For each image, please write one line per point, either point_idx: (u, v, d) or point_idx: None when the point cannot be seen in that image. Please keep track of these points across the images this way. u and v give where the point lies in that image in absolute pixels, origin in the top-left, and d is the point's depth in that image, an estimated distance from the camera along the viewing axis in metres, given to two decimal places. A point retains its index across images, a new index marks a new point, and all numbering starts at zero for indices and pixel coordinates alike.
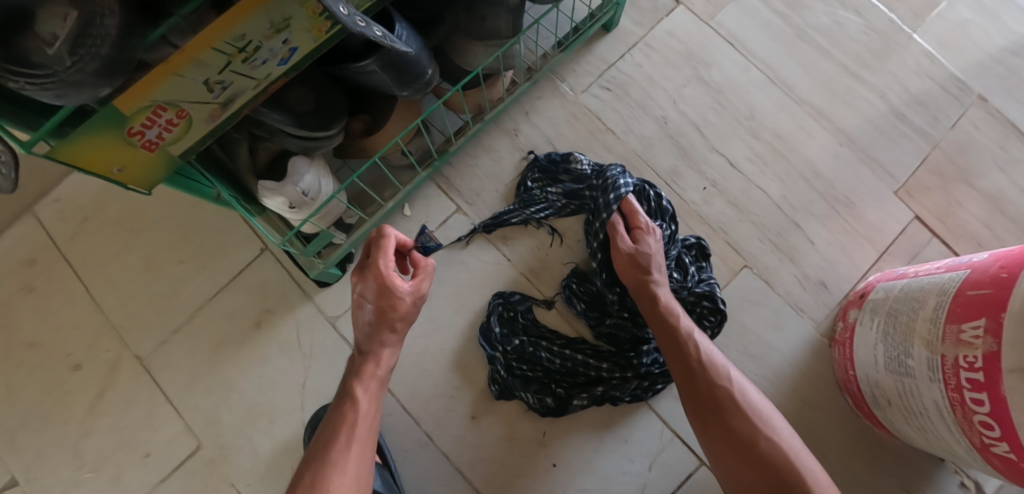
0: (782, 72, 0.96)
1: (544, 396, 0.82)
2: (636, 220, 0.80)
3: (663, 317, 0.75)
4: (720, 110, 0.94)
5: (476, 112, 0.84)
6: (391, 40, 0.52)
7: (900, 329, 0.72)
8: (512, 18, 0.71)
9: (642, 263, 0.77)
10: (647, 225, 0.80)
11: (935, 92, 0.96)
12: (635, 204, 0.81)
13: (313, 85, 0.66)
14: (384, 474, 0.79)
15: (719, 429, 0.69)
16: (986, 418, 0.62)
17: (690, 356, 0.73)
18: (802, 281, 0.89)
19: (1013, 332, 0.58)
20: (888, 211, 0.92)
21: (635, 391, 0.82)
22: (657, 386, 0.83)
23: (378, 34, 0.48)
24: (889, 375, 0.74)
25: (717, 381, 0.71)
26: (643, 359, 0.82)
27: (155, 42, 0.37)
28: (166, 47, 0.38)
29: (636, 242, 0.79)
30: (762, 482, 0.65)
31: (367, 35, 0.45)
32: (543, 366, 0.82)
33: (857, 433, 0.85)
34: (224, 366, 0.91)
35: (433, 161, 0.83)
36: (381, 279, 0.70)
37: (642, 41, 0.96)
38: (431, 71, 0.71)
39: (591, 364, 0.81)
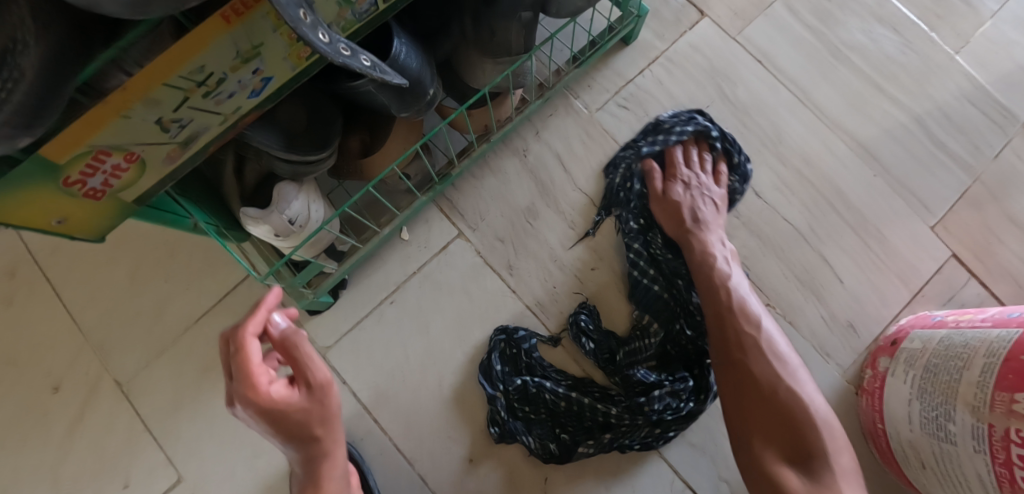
0: (813, 93, 0.89)
1: (547, 442, 0.76)
2: (692, 170, 0.82)
3: (699, 261, 0.75)
4: (745, 133, 0.87)
5: (482, 133, 0.77)
6: (384, 71, 0.42)
7: (941, 386, 0.66)
8: (525, 32, 0.65)
9: (687, 214, 0.78)
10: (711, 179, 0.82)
11: (977, 119, 0.89)
12: (693, 150, 0.83)
13: (307, 99, 0.62)
14: None
15: (734, 372, 0.68)
16: None
17: (721, 303, 0.71)
18: (829, 321, 0.83)
19: None
20: (924, 248, 0.85)
21: (646, 438, 0.76)
22: (669, 433, 0.76)
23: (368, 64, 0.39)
24: (925, 436, 0.68)
25: (745, 325, 0.70)
26: (654, 406, 0.73)
27: (106, 69, 0.31)
28: (121, 73, 0.31)
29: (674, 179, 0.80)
30: (776, 428, 0.64)
31: (356, 67, 0.37)
32: (547, 409, 0.77)
33: (883, 488, 0.79)
34: (209, 394, 0.84)
35: (434, 186, 0.75)
36: (261, 408, 0.47)
37: (663, 55, 0.89)
38: (434, 90, 0.64)
39: (599, 408, 0.75)
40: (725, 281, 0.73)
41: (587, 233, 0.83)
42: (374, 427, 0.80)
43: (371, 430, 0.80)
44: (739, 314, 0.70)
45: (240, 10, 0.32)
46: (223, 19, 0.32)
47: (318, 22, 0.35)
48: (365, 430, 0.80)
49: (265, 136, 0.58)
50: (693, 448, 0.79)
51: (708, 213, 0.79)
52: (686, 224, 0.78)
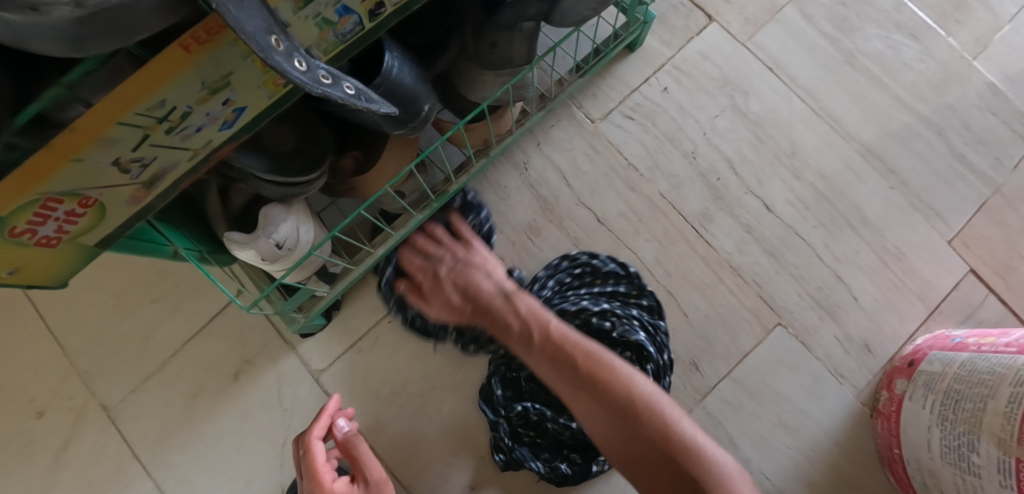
0: (827, 103, 0.85)
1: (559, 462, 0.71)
2: (444, 243, 0.66)
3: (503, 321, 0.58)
4: (759, 146, 0.82)
5: (481, 147, 0.73)
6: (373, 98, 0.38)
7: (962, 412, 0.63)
8: (527, 43, 0.61)
9: (457, 298, 0.62)
10: (452, 243, 0.66)
11: (999, 130, 0.85)
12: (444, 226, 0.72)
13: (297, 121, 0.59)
14: None
15: (587, 405, 0.52)
16: None
17: (541, 337, 0.56)
18: (844, 342, 0.79)
19: None
20: (943, 264, 0.82)
21: None
22: None
23: (351, 90, 0.35)
24: (947, 467, 0.65)
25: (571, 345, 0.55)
26: None
27: (64, 100, 0.27)
28: (78, 105, 0.28)
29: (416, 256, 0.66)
30: (649, 456, 0.49)
31: (337, 96, 0.34)
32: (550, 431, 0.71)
33: None
34: (199, 421, 0.79)
35: (430, 204, 0.71)
36: None
37: (670, 63, 0.84)
38: (430, 106, 0.60)
39: None
40: (528, 331, 0.57)
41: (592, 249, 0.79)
42: None
43: None
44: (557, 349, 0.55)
45: (202, 38, 0.29)
46: (182, 50, 0.29)
47: (295, 47, 0.32)
48: None
49: (255, 159, 0.56)
50: None
51: (479, 277, 0.62)
52: (464, 310, 0.61)
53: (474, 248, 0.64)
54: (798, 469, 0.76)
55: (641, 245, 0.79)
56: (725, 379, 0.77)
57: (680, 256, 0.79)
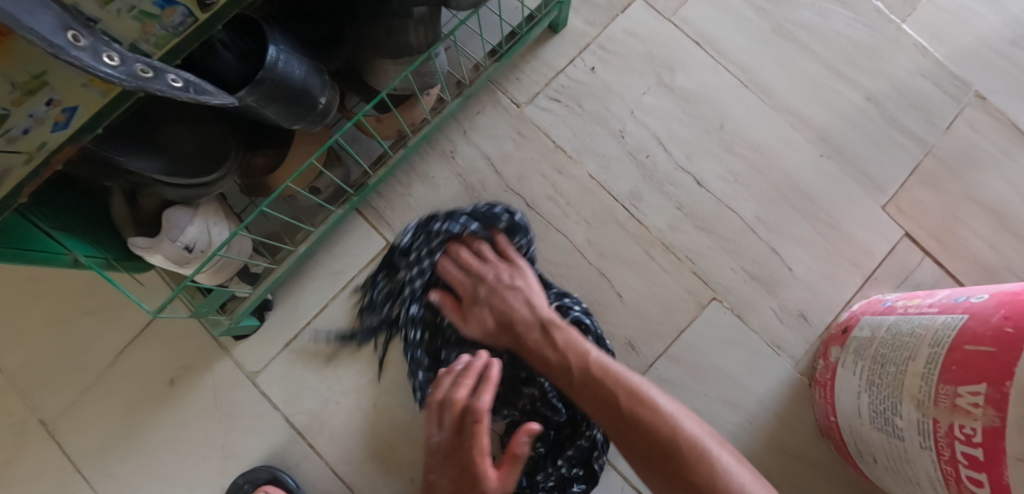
0: (758, 74, 0.83)
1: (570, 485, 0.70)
2: (490, 261, 0.69)
3: (538, 353, 0.62)
4: (687, 121, 0.82)
5: (397, 139, 0.71)
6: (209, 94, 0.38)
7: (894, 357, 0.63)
8: (425, 30, 0.60)
9: (492, 322, 0.66)
10: (499, 262, 0.69)
11: (930, 92, 0.85)
12: (465, 251, 0.69)
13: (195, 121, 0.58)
14: None
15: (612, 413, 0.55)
16: None
17: (569, 370, 0.59)
18: (780, 313, 0.79)
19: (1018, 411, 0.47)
20: (877, 229, 0.81)
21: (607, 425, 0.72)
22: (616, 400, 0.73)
23: (179, 85, 0.36)
24: (875, 432, 0.64)
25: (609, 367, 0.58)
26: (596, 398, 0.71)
27: None
28: None
29: (472, 322, 0.67)
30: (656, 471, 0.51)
31: (156, 89, 0.34)
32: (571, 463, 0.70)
33: (844, 482, 0.76)
34: (139, 431, 0.78)
35: (349, 198, 0.70)
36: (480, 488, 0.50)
37: (595, 43, 0.83)
38: (327, 99, 0.60)
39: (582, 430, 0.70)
40: (573, 360, 0.59)
41: None
42: (310, 452, 0.76)
43: (306, 455, 0.76)
44: (597, 378, 0.57)
45: None
46: None
47: (104, 42, 0.32)
48: (300, 456, 0.76)
49: (149, 162, 0.54)
50: None
51: (517, 303, 0.66)
52: (495, 336, 0.66)
53: (517, 272, 0.68)
54: (738, 442, 0.76)
55: (571, 228, 0.79)
56: (661, 357, 0.77)
57: (612, 237, 0.79)
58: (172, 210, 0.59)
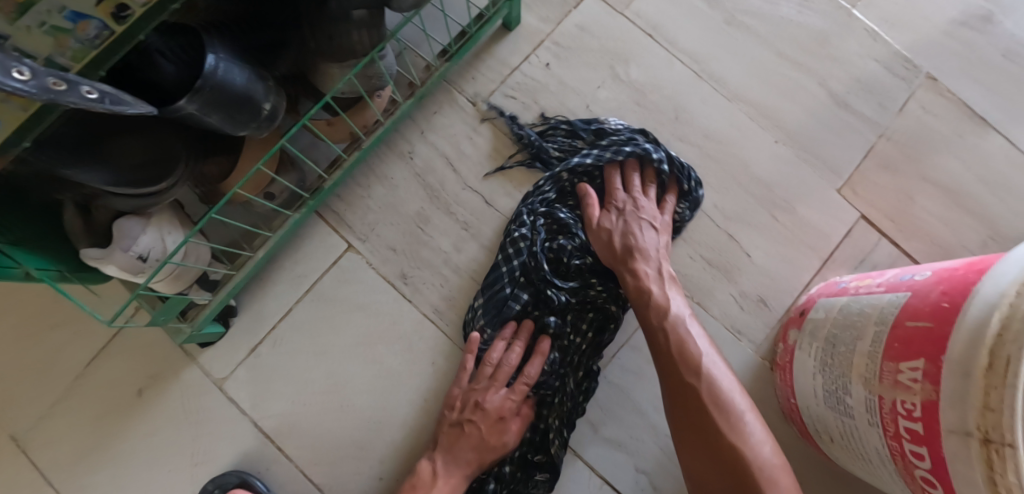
0: (712, 64, 0.85)
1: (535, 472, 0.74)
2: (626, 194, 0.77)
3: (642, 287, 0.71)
4: (642, 113, 0.83)
5: (351, 141, 0.72)
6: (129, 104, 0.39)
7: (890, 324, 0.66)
8: (368, 34, 0.61)
9: (616, 239, 0.74)
10: (633, 203, 0.76)
11: (881, 75, 0.86)
12: (634, 175, 0.78)
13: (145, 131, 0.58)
14: None
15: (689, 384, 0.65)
16: (927, 475, 0.52)
17: (658, 311, 0.69)
18: (740, 299, 0.80)
19: (953, 386, 0.47)
20: (833, 212, 0.82)
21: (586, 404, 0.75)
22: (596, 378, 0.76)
23: (95, 96, 0.37)
24: (830, 412, 0.66)
25: (688, 344, 0.67)
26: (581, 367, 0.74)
27: None
28: None
29: (605, 216, 0.76)
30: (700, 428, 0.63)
31: (72, 101, 0.35)
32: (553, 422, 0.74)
33: (807, 462, 0.77)
34: (109, 442, 0.78)
35: (305, 202, 0.71)
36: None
37: (549, 39, 0.84)
38: (272, 104, 0.61)
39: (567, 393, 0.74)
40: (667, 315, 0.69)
41: (482, 232, 0.80)
42: (279, 455, 0.77)
43: (275, 459, 0.77)
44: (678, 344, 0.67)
45: None
46: None
47: (14, 58, 0.33)
48: (270, 460, 0.77)
49: (97, 173, 0.54)
50: (610, 444, 0.76)
51: (646, 237, 0.74)
52: (612, 251, 0.74)
53: (656, 218, 0.76)
54: None
55: None
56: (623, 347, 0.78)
57: None
58: (121, 219, 0.59)
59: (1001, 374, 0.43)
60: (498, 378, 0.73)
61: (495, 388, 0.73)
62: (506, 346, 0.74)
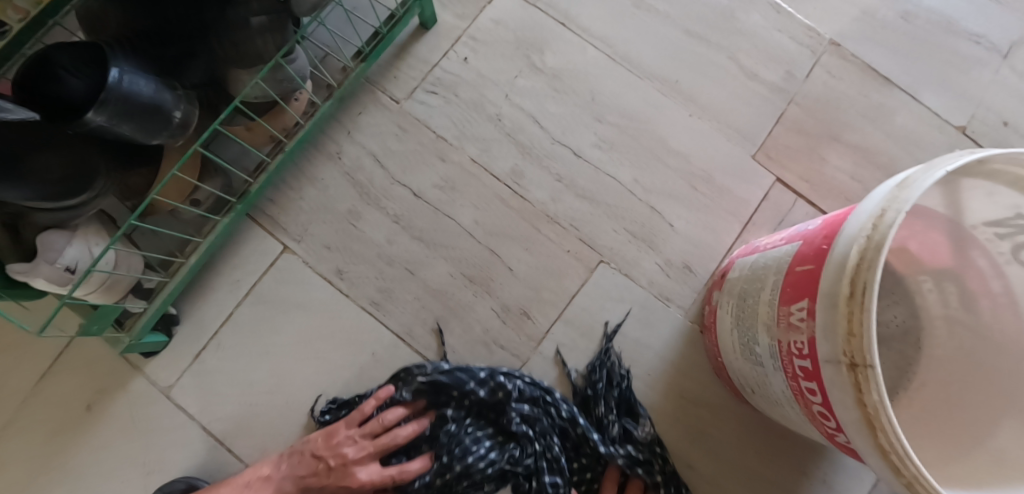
0: (624, 47, 0.89)
1: None
2: None
3: None
4: (560, 98, 0.87)
5: (273, 145, 0.75)
6: None
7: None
8: (272, 37, 0.64)
9: None
10: None
11: (787, 45, 0.90)
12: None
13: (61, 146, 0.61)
14: None
15: None
16: (821, 408, 0.55)
17: None
18: (665, 267, 0.83)
19: (825, 316, 0.50)
20: (748, 178, 0.86)
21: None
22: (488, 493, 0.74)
23: None
24: (746, 364, 0.68)
25: None
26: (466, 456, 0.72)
27: None
28: None
29: None
30: None
31: None
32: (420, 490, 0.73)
33: (743, 418, 0.80)
34: (60, 460, 0.79)
35: (232, 206, 0.74)
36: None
37: (466, 35, 0.87)
38: (183, 112, 0.64)
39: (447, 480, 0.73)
40: None
41: (413, 224, 0.83)
42: (229, 456, 0.79)
43: (225, 460, 0.79)
44: None
45: None
46: None
47: None
48: (220, 462, 0.79)
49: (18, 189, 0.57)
50: None
51: None
52: None
53: None
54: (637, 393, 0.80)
55: (458, 211, 0.83)
56: (556, 322, 0.81)
57: (499, 216, 0.83)
58: (48, 233, 0.61)
59: (860, 300, 0.46)
60: (371, 436, 0.73)
61: (367, 450, 0.72)
62: (408, 430, 0.74)
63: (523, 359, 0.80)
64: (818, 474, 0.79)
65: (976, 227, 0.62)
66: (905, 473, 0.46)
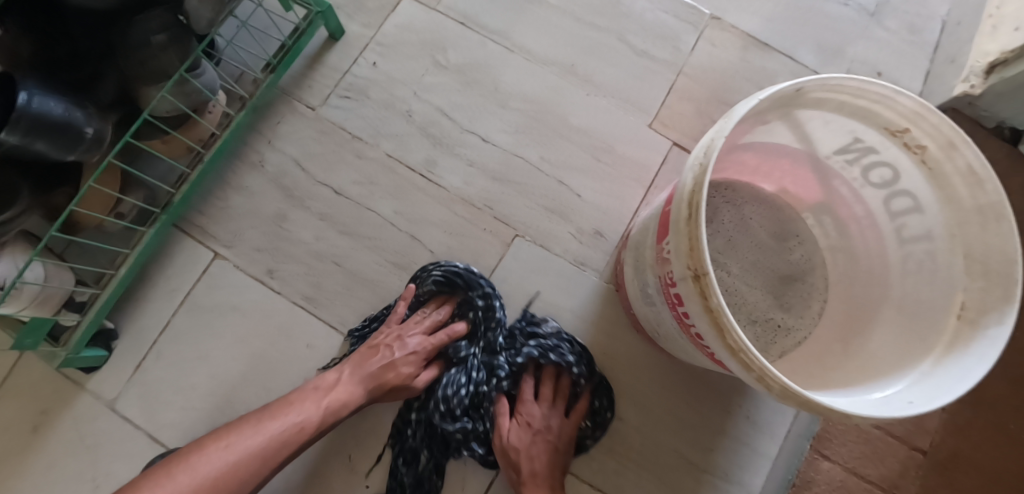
0: (521, 39, 0.96)
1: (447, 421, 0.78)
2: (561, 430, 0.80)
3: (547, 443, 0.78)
4: (466, 91, 0.93)
5: (193, 155, 0.81)
6: None
7: (719, 210, 0.78)
8: (175, 52, 0.71)
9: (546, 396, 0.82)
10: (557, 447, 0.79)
11: (671, 22, 0.98)
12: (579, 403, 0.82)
13: None
14: None
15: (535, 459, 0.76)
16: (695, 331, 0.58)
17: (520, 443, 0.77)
18: (578, 235, 0.89)
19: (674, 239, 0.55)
20: (647, 146, 0.92)
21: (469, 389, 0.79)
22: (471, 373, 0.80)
23: None
24: (646, 308, 0.74)
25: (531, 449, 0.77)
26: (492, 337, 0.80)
27: None
28: None
29: (513, 437, 0.78)
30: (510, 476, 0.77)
31: None
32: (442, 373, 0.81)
33: (663, 367, 0.85)
34: (10, 483, 0.82)
35: (157, 216, 0.79)
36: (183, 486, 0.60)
37: (373, 41, 0.94)
38: (95, 127, 0.69)
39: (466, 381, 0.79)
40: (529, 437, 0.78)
41: (337, 219, 0.88)
42: None
43: None
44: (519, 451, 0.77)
45: None
46: None
47: None
48: None
49: None
50: None
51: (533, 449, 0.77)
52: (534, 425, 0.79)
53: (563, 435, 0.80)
54: None
55: (378, 203, 0.89)
56: None
57: (418, 204, 0.89)
58: None
59: (696, 219, 0.52)
60: (421, 324, 0.80)
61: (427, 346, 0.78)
62: (445, 311, 0.83)
63: None
64: (740, 411, 0.84)
65: (829, 158, 0.68)
66: (753, 368, 0.50)
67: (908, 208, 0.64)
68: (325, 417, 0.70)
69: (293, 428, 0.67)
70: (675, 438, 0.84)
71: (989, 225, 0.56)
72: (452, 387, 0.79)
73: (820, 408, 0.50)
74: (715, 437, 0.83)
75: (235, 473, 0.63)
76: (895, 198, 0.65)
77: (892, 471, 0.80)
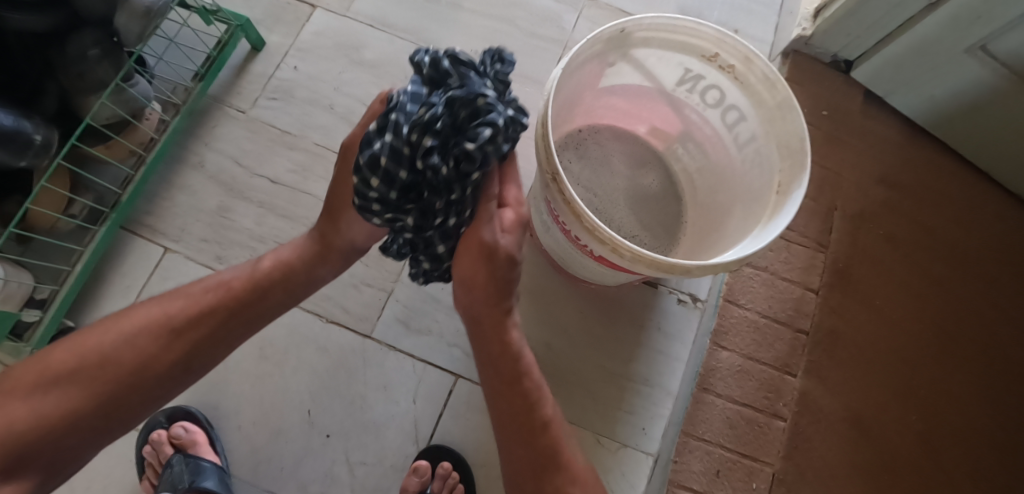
0: (425, 34, 1.09)
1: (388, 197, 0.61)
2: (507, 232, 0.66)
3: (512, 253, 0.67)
4: (380, 82, 1.05)
5: (136, 159, 0.91)
6: None
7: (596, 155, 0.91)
8: (107, 64, 0.81)
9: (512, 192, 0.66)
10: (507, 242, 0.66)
11: (554, 7, 1.13)
12: (509, 190, 0.66)
13: None
14: (222, 473, 0.86)
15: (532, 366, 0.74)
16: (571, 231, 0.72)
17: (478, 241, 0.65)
18: None
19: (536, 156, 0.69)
20: None
21: (454, 150, 0.57)
22: (459, 151, 0.57)
23: None
24: (548, 234, 0.88)
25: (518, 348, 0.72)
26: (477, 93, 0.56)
27: None
28: None
29: (489, 227, 0.65)
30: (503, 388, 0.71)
31: None
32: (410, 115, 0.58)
33: (578, 293, 0.97)
34: None
35: (108, 215, 0.89)
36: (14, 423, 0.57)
37: (292, 49, 1.05)
38: (42, 134, 0.77)
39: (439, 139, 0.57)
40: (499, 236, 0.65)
41: (275, 204, 0.98)
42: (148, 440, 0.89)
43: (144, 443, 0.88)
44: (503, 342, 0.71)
45: None
46: None
47: None
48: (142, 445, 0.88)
49: None
50: (422, 333, 0.94)
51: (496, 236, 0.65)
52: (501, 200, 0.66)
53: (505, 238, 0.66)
54: None
55: (312, 187, 0.99)
56: None
57: None
58: None
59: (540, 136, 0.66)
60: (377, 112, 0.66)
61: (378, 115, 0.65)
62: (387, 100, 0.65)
63: (389, 290, 0.95)
64: (652, 322, 0.96)
65: (675, 89, 0.82)
66: (606, 241, 0.65)
67: (738, 119, 0.79)
68: (197, 320, 0.68)
69: (145, 338, 0.64)
70: (598, 354, 0.94)
71: (785, 117, 0.71)
72: (362, 159, 0.58)
73: (662, 264, 0.64)
74: (633, 349, 0.95)
75: (96, 376, 0.62)
76: (727, 113, 0.80)
77: (781, 351, 0.93)
